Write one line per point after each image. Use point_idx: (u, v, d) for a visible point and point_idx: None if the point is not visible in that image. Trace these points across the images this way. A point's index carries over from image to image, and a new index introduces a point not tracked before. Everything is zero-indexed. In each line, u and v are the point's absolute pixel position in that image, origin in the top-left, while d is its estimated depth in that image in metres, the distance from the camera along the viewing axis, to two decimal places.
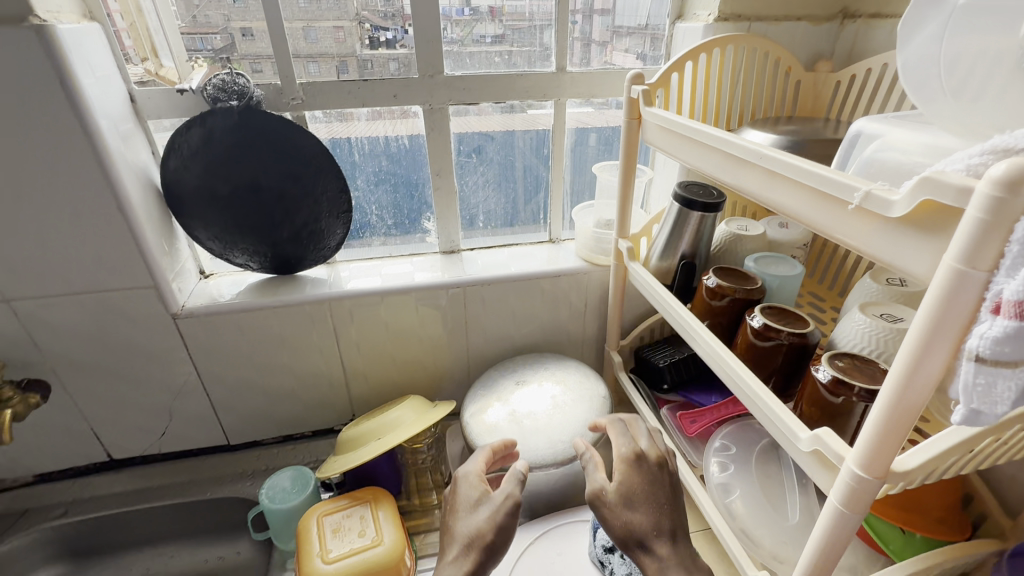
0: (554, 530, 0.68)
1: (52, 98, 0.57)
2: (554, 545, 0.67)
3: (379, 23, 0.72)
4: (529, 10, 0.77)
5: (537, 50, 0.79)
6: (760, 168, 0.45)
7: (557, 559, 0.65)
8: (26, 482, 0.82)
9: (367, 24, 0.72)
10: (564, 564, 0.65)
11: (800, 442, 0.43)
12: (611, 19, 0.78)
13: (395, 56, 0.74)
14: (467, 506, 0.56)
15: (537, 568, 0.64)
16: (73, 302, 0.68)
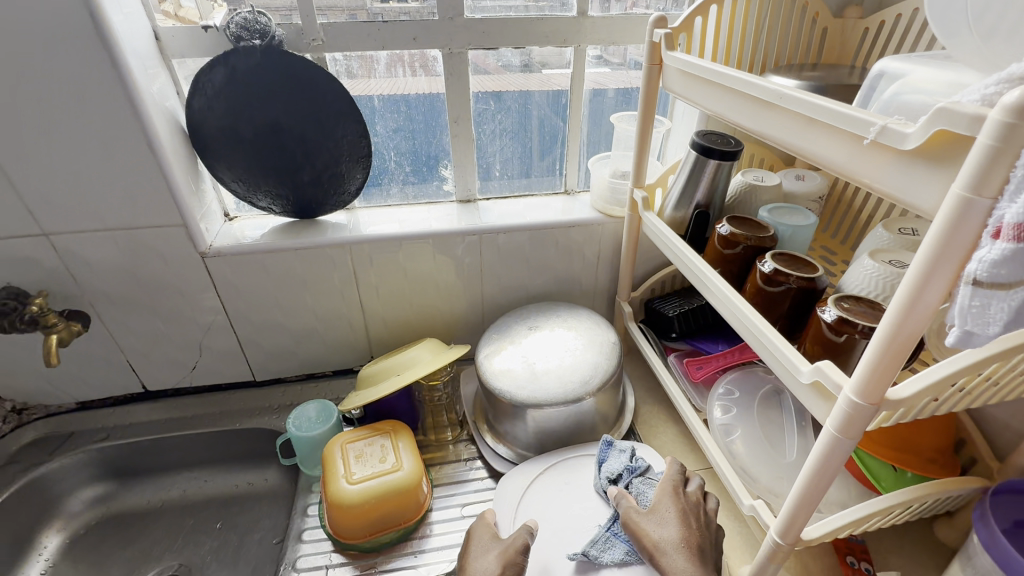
0: (562, 463, 0.73)
1: (82, 33, 0.58)
2: (562, 475, 0.72)
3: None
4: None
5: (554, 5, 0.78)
6: (779, 108, 0.45)
7: (565, 487, 0.70)
8: (70, 408, 0.88)
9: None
10: (571, 492, 0.69)
11: (801, 374, 0.45)
12: None
13: (406, 9, 0.74)
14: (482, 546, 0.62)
15: (547, 494, 0.69)
16: (108, 239, 0.72)
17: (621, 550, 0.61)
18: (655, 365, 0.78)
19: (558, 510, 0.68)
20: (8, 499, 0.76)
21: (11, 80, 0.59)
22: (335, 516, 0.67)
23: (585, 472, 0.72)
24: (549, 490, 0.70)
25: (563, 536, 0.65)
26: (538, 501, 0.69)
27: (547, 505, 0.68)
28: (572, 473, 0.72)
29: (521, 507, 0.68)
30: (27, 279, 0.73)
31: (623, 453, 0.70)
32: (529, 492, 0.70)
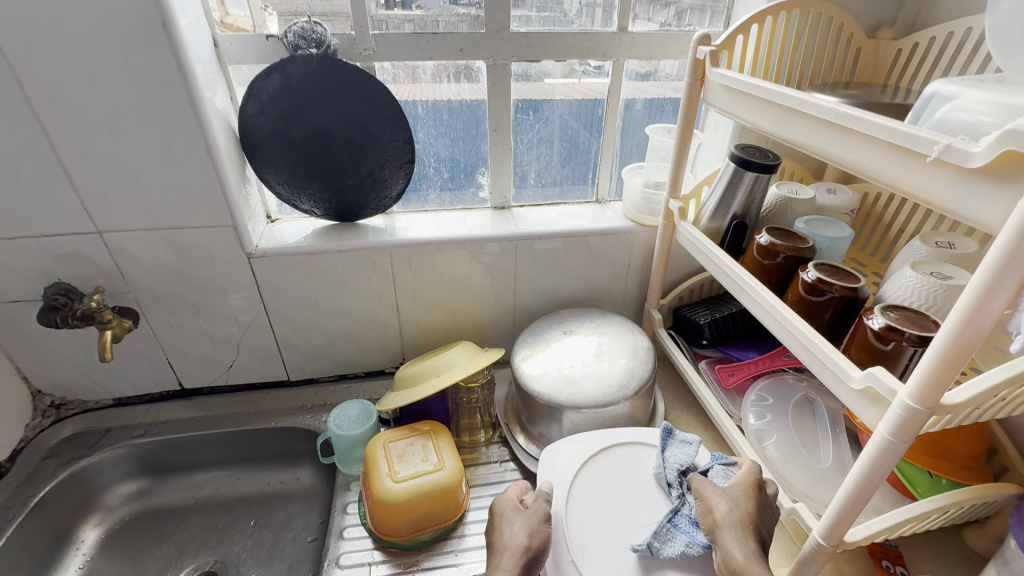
0: (613, 450, 0.71)
1: (154, 38, 0.60)
2: (615, 463, 0.69)
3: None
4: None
5: (557, 16, 0.80)
6: (833, 125, 0.48)
7: (619, 476, 0.68)
8: (106, 404, 0.89)
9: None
10: (625, 481, 0.67)
11: (852, 380, 0.47)
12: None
13: (411, 17, 0.76)
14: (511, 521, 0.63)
15: (601, 479, 0.67)
16: (159, 238, 0.74)
17: (682, 541, 0.59)
18: (685, 370, 0.80)
19: (611, 496, 0.66)
20: (50, 492, 0.77)
21: (82, 83, 0.61)
22: (380, 514, 0.68)
23: (638, 462, 0.69)
24: (601, 479, 0.68)
25: (620, 527, 0.63)
26: (592, 488, 0.67)
27: (601, 493, 0.66)
28: (623, 462, 0.69)
29: (575, 494, 0.66)
30: (77, 275, 0.75)
31: (687, 445, 0.69)
32: (582, 479, 0.68)
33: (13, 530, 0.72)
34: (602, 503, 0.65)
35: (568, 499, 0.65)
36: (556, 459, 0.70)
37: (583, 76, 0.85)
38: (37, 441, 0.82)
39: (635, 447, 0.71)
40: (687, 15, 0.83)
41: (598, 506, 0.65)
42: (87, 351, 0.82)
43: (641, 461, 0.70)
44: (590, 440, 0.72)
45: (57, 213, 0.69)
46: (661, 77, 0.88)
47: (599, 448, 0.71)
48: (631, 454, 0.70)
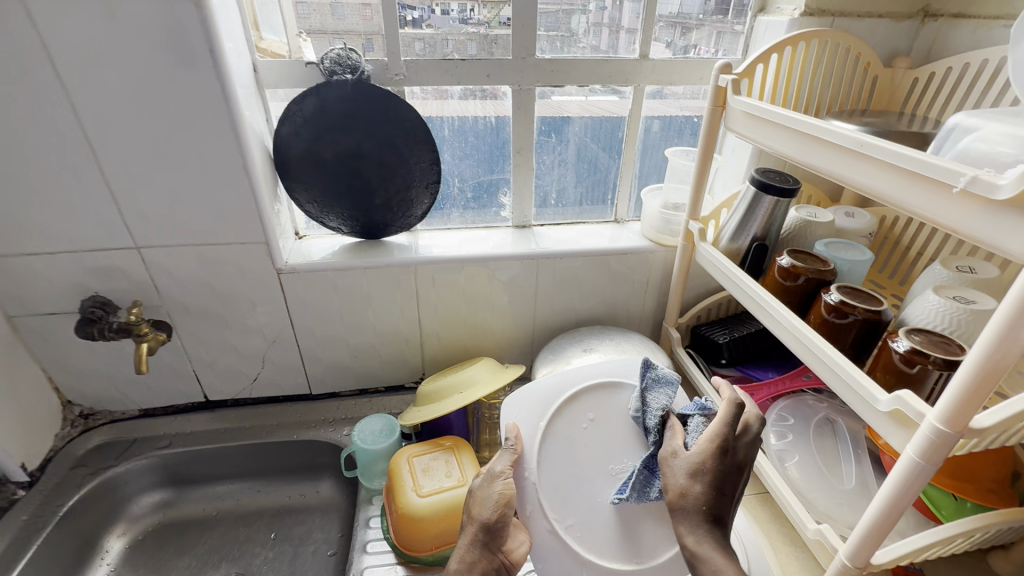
0: (581, 395, 0.65)
1: (202, 65, 0.63)
2: (585, 408, 0.64)
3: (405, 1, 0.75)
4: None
5: (565, 35, 0.81)
6: (856, 154, 0.49)
7: (590, 425, 0.63)
8: (133, 415, 0.90)
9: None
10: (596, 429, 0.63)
11: (879, 402, 0.48)
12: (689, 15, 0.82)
13: (420, 36, 0.78)
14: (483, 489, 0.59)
15: (571, 431, 0.63)
16: (193, 253, 0.76)
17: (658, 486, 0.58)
18: (706, 390, 0.81)
19: (582, 445, 0.62)
20: (78, 501, 0.78)
21: (130, 105, 0.64)
22: (404, 529, 0.69)
23: (609, 404, 0.65)
24: (571, 428, 0.63)
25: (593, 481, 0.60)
26: (563, 440, 0.62)
27: (573, 443, 0.62)
28: (592, 405, 0.64)
29: (545, 452, 0.61)
30: (113, 289, 0.77)
31: (665, 387, 0.62)
32: (550, 430, 0.62)
33: (43, 539, 0.73)
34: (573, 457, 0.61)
35: (537, 460, 0.60)
36: (518, 425, 0.62)
37: (590, 94, 0.86)
38: (65, 450, 0.84)
39: (606, 388, 0.66)
40: (692, 34, 0.84)
41: (570, 462, 0.61)
42: (119, 362, 0.84)
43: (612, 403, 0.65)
44: (554, 386, 0.65)
45: (98, 228, 0.72)
46: (668, 95, 0.89)
47: (565, 396, 0.65)
48: (599, 395, 0.65)
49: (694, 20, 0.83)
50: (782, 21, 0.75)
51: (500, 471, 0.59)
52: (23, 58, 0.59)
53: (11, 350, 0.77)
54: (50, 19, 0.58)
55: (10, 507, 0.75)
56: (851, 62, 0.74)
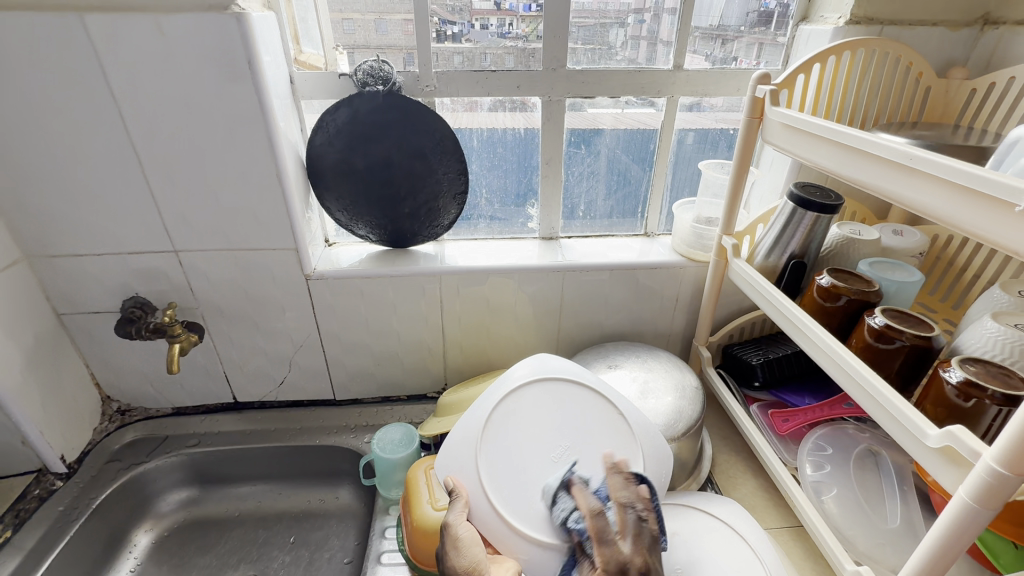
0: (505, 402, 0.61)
1: (241, 77, 0.65)
2: (518, 421, 0.60)
3: (447, 17, 0.77)
4: (595, 7, 0.78)
5: (601, 48, 0.81)
6: (905, 168, 0.46)
7: (532, 428, 0.60)
8: (166, 413, 0.93)
9: (435, 18, 0.77)
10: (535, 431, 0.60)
11: (928, 438, 0.44)
12: (727, 27, 0.81)
13: (460, 50, 0.79)
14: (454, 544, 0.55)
15: (512, 436, 0.59)
16: (226, 257, 0.78)
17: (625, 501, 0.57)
18: (737, 414, 0.76)
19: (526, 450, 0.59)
20: (110, 495, 0.81)
21: (174, 115, 0.67)
22: (418, 543, 0.68)
23: (536, 400, 0.62)
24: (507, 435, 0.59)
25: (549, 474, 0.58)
26: (501, 450, 0.58)
27: (514, 449, 0.59)
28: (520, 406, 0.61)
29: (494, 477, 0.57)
30: (152, 290, 0.80)
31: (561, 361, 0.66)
32: (490, 451, 0.58)
33: (76, 530, 0.75)
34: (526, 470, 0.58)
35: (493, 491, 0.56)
36: (458, 477, 0.57)
37: (627, 106, 0.85)
38: (102, 444, 0.87)
39: (542, 386, 0.63)
40: (700, 44, 0.81)
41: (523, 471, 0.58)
42: (155, 362, 0.87)
43: (538, 398, 0.62)
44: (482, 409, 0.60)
45: (140, 232, 0.75)
46: (706, 108, 0.87)
47: (494, 410, 0.60)
48: (519, 394, 0.62)
49: (737, 31, 0.81)
50: (825, 30, 0.72)
51: (455, 522, 0.55)
52: (78, 70, 0.63)
53: (58, 346, 0.81)
54: (104, 33, 0.61)
55: (48, 497, 0.78)
56: (900, 72, 0.70)
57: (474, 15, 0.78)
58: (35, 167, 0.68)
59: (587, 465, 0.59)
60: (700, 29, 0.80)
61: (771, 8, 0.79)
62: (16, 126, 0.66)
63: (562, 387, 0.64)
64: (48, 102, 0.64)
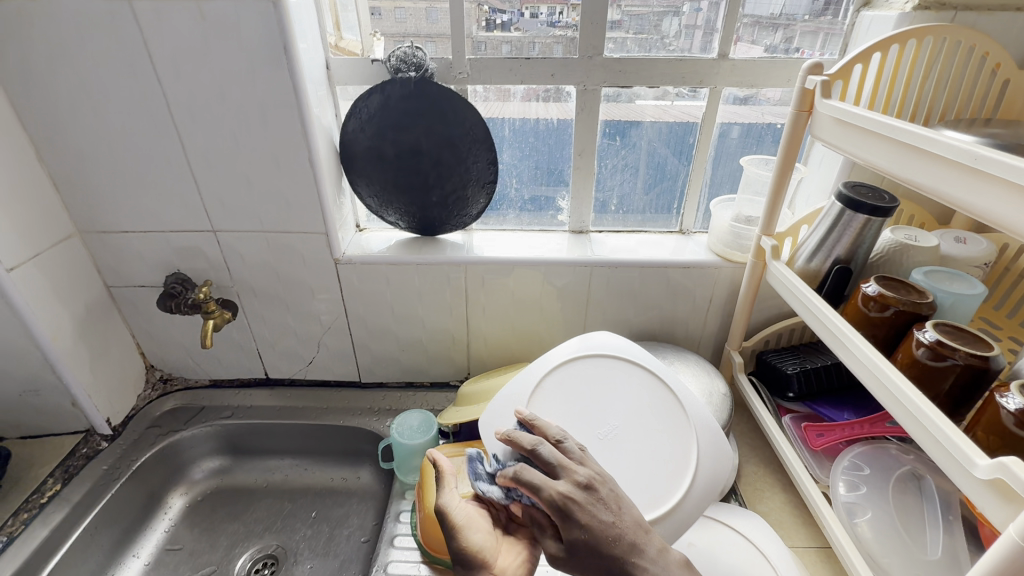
0: (563, 373, 0.64)
1: (277, 62, 0.66)
2: (558, 393, 0.62)
3: (497, 5, 0.76)
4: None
5: (655, 38, 0.78)
6: (970, 169, 0.41)
7: (577, 401, 0.62)
8: (204, 384, 0.98)
9: (485, 6, 0.76)
10: (583, 408, 0.61)
11: (976, 468, 0.40)
12: (787, 17, 0.76)
13: (508, 39, 0.78)
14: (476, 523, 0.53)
15: (558, 410, 0.61)
16: (261, 239, 0.81)
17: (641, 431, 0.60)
18: (768, 424, 0.72)
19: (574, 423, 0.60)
20: (148, 459, 0.85)
21: (214, 98, 0.69)
22: (430, 530, 0.68)
23: (584, 376, 0.64)
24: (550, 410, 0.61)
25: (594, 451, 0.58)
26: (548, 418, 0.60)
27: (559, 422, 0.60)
28: (584, 378, 0.64)
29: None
30: (192, 267, 0.84)
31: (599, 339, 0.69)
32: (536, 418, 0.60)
33: (117, 489, 0.80)
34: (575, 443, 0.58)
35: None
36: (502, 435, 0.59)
37: (677, 98, 0.82)
38: (144, 410, 0.92)
39: (581, 366, 0.65)
40: (748, 34, 0.77)
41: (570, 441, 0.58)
42: (193, 335, 0.91)
43: (582, 373, 0.65)
44: (525, 376, 0.64)
45: (182, 211, 0.78)
46: (761, 102, 0.82)
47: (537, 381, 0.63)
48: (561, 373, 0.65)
49: (801, 21, 0.76)
50: (891, 15, 0.66)
51: (451, 503, 0.49)
52: (128, 54, 0.66)
53: (107, 316, 0.86)
54: (152, 18, 0.64)
55: (93, 456, 0.84)
56: (975, 62, 0.64)
57: (524, 3, 0.76)
58: (89, 146, 0.72)
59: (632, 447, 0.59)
60: (761, 17, 0.76)
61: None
62: (71, 107, 0.69)
63: (609, 370, 0.65)
64: (103, 86, 0.68)
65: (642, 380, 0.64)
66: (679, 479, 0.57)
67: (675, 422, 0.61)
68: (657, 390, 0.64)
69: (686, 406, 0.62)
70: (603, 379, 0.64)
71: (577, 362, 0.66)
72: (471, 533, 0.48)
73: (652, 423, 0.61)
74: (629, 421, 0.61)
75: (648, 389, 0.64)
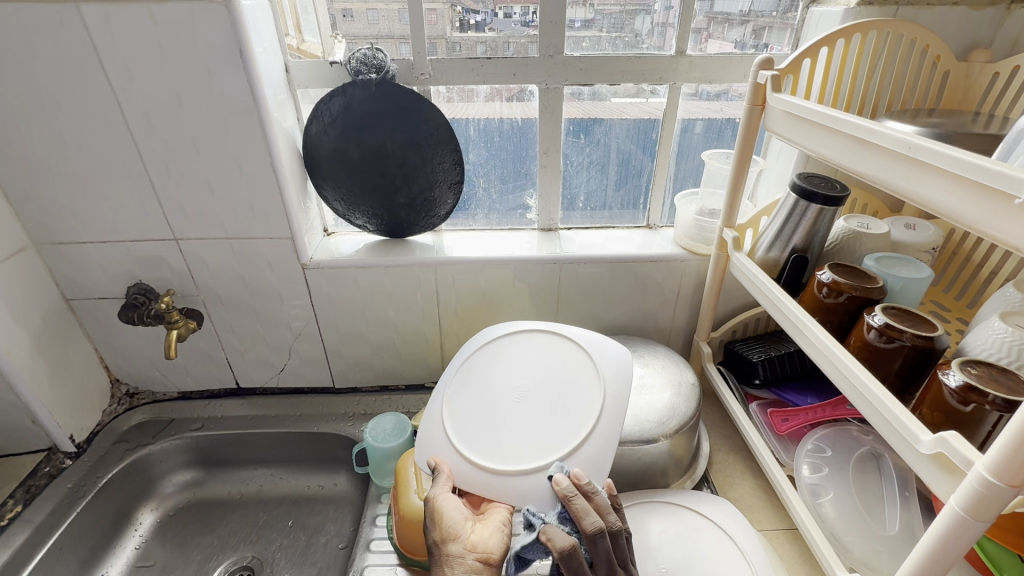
0: (468, 362, 0.68)
1: (234, 65, 0.65)
2: (470, 387, 0.65)
3: (470, 6, 0.77)
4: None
5: (626, 36, 0.79)
6: (909, 159, 0.43)
7: (484, 386, 0.65)
8: (172, 397, 0.96)
9: (458, 7, 0.77)
10: (495, 389, 0.64)
11: (920, 444, 0.41)
12: (751, 13, 0.78)
13: (483, 39, 0.79)
14: (447, 512, 0.56)
15: (470, 402, 0.64)
16: (226, 246, 0.79)
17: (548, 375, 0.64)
18: (736, 413, 0.74)
19: (490, 403, 0.63)
20: (116, 475, 0.83)
21: (169, 104, 0.68)
22: (404, 531, 0.68)
23: (485, 358, 0.68)
24: (466, 394, 0.65)
25: (515, 414, 0.61)
26: (467, 411, 0.63)
27: (478, 410, 0.62)
28: (489, 358, 0.68)
29: (464, 433, 0.61)
30: (154, 277, 0.82)
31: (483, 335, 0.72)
32: (456, 409, 0.63)
33: (82, 507, 0.78)
34: (493, 415, 0.62)
35: (463, 443, 0.59)
36: (438, 455, 0.60)
37: (651, 96, 0.84)
38: (110, 425, 0.90)
39: (479, 355, 0.69)
40: (706, 35, 0.79)
41: (488, 416, 0.62)
42: (159, 347, 0.89)
43: (484, 358, 0.68)
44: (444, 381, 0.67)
45: (141, 219, 0.76)
46: (732, 97, 0.84)
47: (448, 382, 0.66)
48: (466, 367, 0.68)
49: (767, 17, 0.78)
50: (837, 12, 0.69)
51: (438, 495, 0.57)
52: (77, 61, 0.64)
53: (66, 329, 0.83)
54: (100, 22, 0.62)
55: (58, 475, 0.81)
56: (916, 56, 0.67)
57: (497, 3, 0.76)
58: (40, 155, 0.70)
59: (544, 396, 0.62)
60: (730, 14, 0.78)
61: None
62: (19, 114, 0.67)
63: (501, 346, 0.69)
64: (50, 92, 0.66)
65: (534, 340, 0.69)
66: (594, 394, 0.61)
67: (580, 363, 0.65)
68: (547, 342, 0.69)
69: (587, 348, 0.66)
70: (506, 353, 0.68)
71: (480, 349, 0.70)
72: (446, 514, 0.56)
73: (559, 369, 0.65)
74: (537, 377, 0.65)
75: (540, 345, 0.69)
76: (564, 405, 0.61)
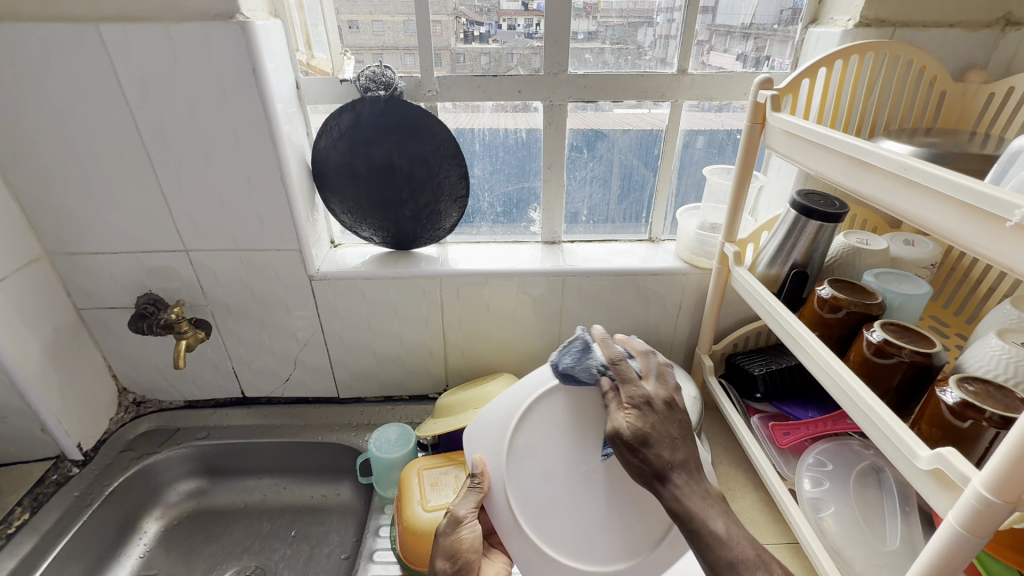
0: (545, 404, 0.59)
1: (247, 82, 0.67)
2: (547, 432, 0.58)
3: (475, 18, 0.78)
4: (624, 7, 0.78)
5: (629, 48, 0.81)
6: (904, 180, 0.44)
7: (563, 436, 0.58)
8: (179, 406, 0.97)
9: (463, 18, 0.79)
10: (572, 447, 0.58)
11: (918, 459, 0.41)
12: (752, 27, 0.79)
13: (487, 51, 0.80)
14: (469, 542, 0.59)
15: (540, 446, 0.58)
16: (235, 257, 0.81)
17: None
18: (737, 426, 0.74)
19: (558, 461, 0.58)
20: (122, 483, 0.84)
21: (183, 120, 0.70)
22: (408, 543, 0.69)
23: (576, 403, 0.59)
24: (529, 449, 0.58)
25: (571, 494, 0.57)
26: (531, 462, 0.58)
27: (540, 463, 0.58)
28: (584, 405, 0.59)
29: (517, 484, 0.57)
30: (164, 287, 0.83)
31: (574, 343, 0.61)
32: (521, 455, 0.58)
33: (89, 515, 0.79)
34: (554, 480, 0.57)
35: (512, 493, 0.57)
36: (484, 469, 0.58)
37: (654, 108, 0.85)
38: (117, 434, 0.91)
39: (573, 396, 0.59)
40: (708, 49, 0.81)
41: (548, 481, 0.57)
42: (166, 356, 0.90)
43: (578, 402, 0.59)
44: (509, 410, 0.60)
45: (152, 231, 0.78)
46: (734, 109, 0.86)
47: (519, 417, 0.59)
48: (552, 403, 0.59)
49: (769, 31, 0.80)
50: (835, 33, 0.71)
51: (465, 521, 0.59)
52: (96, 78, 0.66)
53: (77, 338, 0.85)
54: (119, 42, 0.64)
55: (65, 482, 0.82)
56: (913, 76, 0.68)
57: (502, 16, 0.78)
58: (57, 168, 0.72)
59: (609, 482, 0.58)
60: (732, 27, 0.79)
61: (802, 6, 0.77)
62: (38, 130, 0.69)
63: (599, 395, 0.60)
64: (67, 108, 0.68)
65: None
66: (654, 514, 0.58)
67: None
68: None
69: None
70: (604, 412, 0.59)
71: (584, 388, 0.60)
72: (470, 556, 0.58)
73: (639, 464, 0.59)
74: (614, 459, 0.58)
75: None
76: (619, 506, 0.58)
